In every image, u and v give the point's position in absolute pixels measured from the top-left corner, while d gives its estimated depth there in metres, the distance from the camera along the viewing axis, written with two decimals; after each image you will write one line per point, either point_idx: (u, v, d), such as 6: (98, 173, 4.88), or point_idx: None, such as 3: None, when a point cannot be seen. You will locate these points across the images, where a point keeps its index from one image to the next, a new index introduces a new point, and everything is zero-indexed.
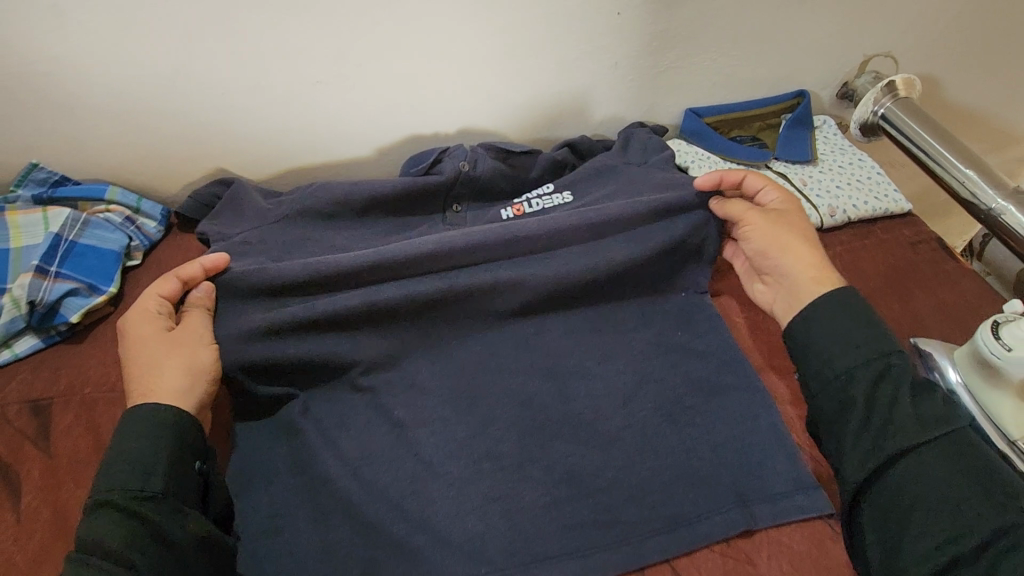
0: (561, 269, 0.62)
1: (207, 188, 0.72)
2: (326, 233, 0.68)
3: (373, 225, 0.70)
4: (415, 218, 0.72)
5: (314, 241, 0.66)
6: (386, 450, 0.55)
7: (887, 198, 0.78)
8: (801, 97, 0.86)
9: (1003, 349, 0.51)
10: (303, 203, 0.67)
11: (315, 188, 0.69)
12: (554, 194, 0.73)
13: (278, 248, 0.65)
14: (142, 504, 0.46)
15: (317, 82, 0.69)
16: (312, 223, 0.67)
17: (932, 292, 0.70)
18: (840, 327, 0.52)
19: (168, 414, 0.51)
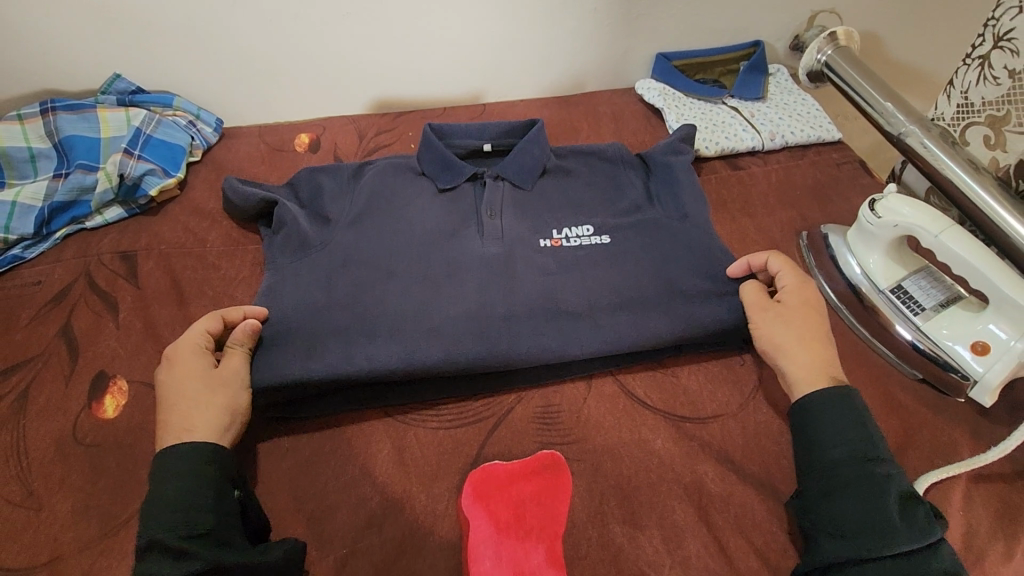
0: (594, 331, 0.65)
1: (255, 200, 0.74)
2: (359, 247, 0.70)
3: (410, 238, 0.72)
4: (452, 236, 0.72)
5: (353, 260, 0.69)
6: None
7: (822, 128, 0.93)
8: (756, 46, 1.00)
9: (874, 216, 0.66)
10: (340, 220, 0.72)
11: (357, 209, 0.73)
12: (592, 235, 0.73)
13: (322, 272, 0.67)
14: (187, 540, 0.48)
15: (346, 14, 0.84)
16: (350, 240, 0.70)
17: (849, 200, 0.85)
18: (834, 418, 0.55)
19: (209, 449, 0.53)
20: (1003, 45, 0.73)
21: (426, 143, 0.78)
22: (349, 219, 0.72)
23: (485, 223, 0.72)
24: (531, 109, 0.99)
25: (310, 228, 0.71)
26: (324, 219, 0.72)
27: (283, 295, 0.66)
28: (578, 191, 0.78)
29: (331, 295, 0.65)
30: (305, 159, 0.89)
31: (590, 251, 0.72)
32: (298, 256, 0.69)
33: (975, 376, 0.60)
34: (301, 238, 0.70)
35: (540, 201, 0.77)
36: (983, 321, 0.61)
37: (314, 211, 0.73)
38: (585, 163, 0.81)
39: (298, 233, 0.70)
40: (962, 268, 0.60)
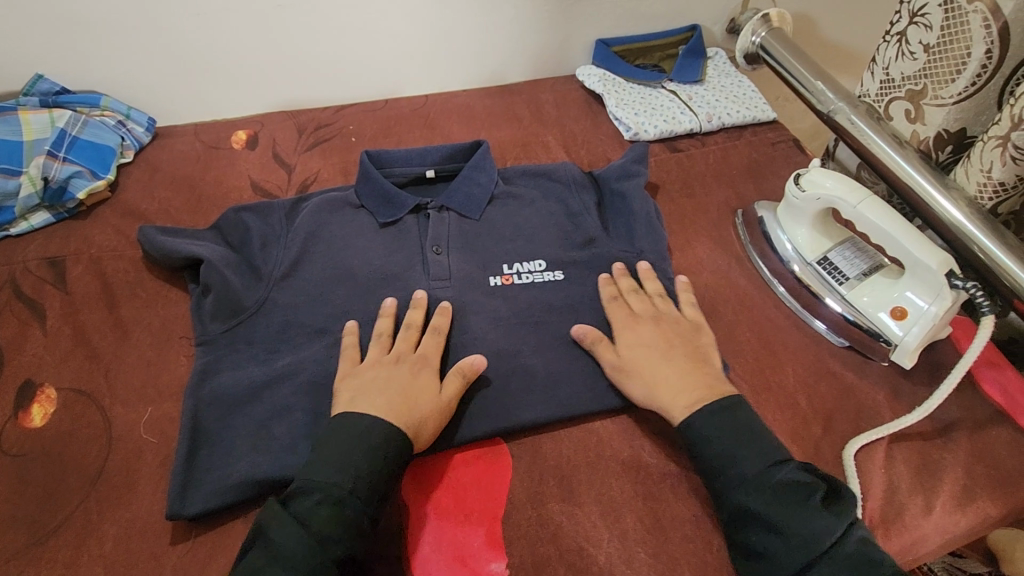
0: (559, 388, 0.63)
1: (181, 256, 0.69)
2: (298, 306, 0.69)
3: (357, 291, 0.71)
4: (397, 281, 0.72)
5: (296, 310, 0.69)
6: (336, 287, 0.71)
7: (758, 108, 0.95)
8: (693, 30, 1.02)
9: (799, 190, 0.68)
10: (280, 272, 0.71)
11: (292, 256, 0.73)
12: (546, 271, 0.72)
13: (262, 342, 0.66)
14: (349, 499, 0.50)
15: (277, 6, 0.83)
16: (289, 298, 0.70)
17: (784, 178, 0.87)
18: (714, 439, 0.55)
19: (386, 429, 0.55)
20: (918, 20, 0.75)
21: (364, 175, 0.79)
22: (285, 272, 0.71)
23: (429, 261, 0.73)
24: (473, 99, 0.99)
25: (245, 282, 0.70)
26: (258, 275, 0.71)
27: (222, 375, 0.63)
28: (529, 220, 0.77)
29: (268, 369, 0.63)
30: (242, 156, 0.87)
31: (542, 293, 0.71)
32: (231, 321, 0.66)
33: (896, 340, 0.62)
34: (237, 294, 0.68)
35: (488, 232, 0.76)
36: (901, 287, 0.63)
37: (251, 260, 0.72)
38: (535, 185, 0.81)
39: (233, 292, 0.68)
40: (878, 236, 0.62)
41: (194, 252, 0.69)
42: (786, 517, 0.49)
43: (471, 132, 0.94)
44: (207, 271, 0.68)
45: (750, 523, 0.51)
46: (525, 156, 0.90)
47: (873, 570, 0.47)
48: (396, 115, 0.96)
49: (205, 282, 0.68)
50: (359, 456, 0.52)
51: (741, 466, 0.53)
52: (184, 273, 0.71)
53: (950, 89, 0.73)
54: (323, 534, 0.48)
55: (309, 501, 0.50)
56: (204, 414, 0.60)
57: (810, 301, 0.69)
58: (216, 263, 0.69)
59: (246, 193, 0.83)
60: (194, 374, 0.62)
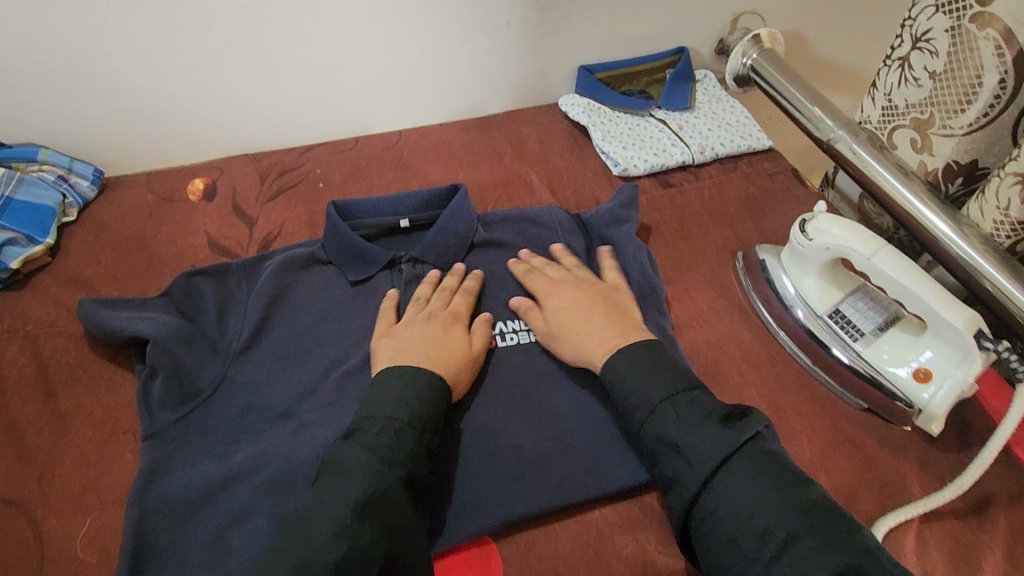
0: (552, 472, 0.57)
1: (125, 333, 0.61)
2: (259, 386, 0.62)
3: (327, 363, 0.64)
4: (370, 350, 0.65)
5: (257, 389, 0.62)
6: (301, 360, 0.64)
7: (752, 136, 0.89)
8: (680, 53, 0.97)
9: (806, 238, 0.62)
10: (240, 345, 0.64)
11: (253, 326, 0.66)
12: (532, 330, 0.67)
13: (218, 431, 0.58)
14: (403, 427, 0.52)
15: (231, 45, 0.76)
16: (249, 376, 0.62)
17: (784, 214, 0.82)
18: (635, 376, 0.55)
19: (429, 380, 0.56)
20: (921, 45, 0.70)
21: (332, 228, 0.72)
22: (245, 344, 0.64)
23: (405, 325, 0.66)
24: (450, 134, 0.93)
25: (199, 360, 0.62)
26: (216, 349, 0.64)
27: (170, 475, 0.55)
28: (514, 274, 0.72)
29: (224, 467, 0.56)
30: (199, 209, 0.80)
31: (532, 360, 0.65)
32: (182, 408, 0.59)
33: (920, 404, 0.57)
34: (190, 377, 0.61)
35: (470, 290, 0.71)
36: (922, 345, 0.57)
37: (207, 332, 0.65)
38: (519, 232, 0.76)
39: (184, 375, 0.60)
40: (896, 292, 0.57)
41: (139, 329, 0.61)
42: (695, 436, 0.50)
43: (448, 172, 0.88)
44: (153, 354, 0.60)
45: (656, 445, 0.51)
46: (508, 197, 0.84)
47: (783, 476, 0.48)
48: (367, 156, 0.89)
49: (150, 365, 0.60)
50: (404, 387, 0.54)
51: (640, 395, 0.54)
52: (130, 352, 0.63)
53: (960, 120, 0.68)
54: (392, 452, 0.50)
55: (369, 433, 0.51)
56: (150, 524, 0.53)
57: (823, 357, 0.63)
58: (165, 340, 0.61)
59: (203, 252, 0.75)
60: (139, 476, 0.55)
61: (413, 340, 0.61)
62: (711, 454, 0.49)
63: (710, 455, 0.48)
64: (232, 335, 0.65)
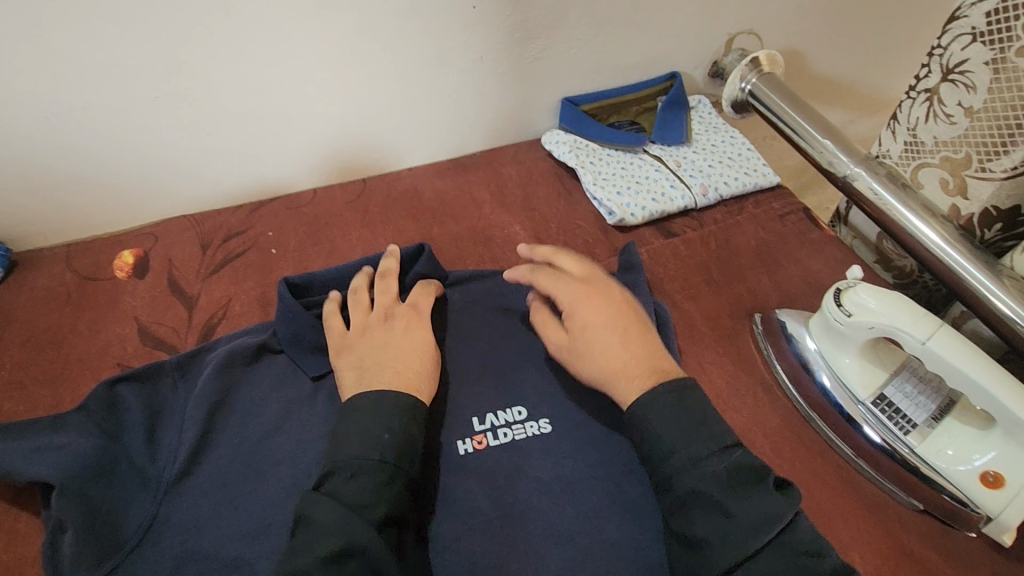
0: None
1: (26, 474, 0.50)
2: (200, 526, 0.51)
3: (283, 489, 0.54)
4: None
5: (196, 531, 0.51)
6: (251, 486, 0.54)
7: (757, 172, 0.81)
8: (673, 79, 0.87)
9: (844, 314, 0.54)
10: (173, 474, 0.53)
11: (190, 445, 0.54)
12: (529, 421, 0.57)
13: None
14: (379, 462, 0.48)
15: (155, 98, 0.65)
16: (187, 514, 0.52)
17: (800, 262, 0.73)
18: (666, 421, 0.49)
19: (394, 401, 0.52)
20: (954, 77, 0.62)
21: (285, 310, 0.61)
22: (181, 471, 0.53)
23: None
24: (422, 181, 0.82)
25: (123, 498, 0.51)
26: (145, 482, 0.53)
27: None
28: (499, 350, 0.63)
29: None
30: (127, 288, 0.68)
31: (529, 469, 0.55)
32: (102, 567, 0.48)
33: (990, 513, 0.49)
34: (110, 524, 0.50)
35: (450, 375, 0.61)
36: (989, 444, 0.50)
37: (134, 458, 0.54)
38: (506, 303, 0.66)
39: (103, 523, 0.49)
40: (958, 382, 0.48)
41: (44, 468, 0.50)
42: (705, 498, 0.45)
43: (419, 228, 0.77)
44: (58, 503, 0.49)
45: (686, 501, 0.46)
46: (489, 256, 0.74)
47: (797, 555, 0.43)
48: (326, 211, 0.78)
49: (56, 514, 0.49)
50: (378, 427, 0.50)
51: (686, 438, 0.48)
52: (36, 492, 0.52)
53: (1001, 162, 0.60)
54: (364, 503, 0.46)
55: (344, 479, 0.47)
56: None
57: (869, 449, 0.54)
58: (76, 479, 0.50)
59: (131, 345, 0.64)
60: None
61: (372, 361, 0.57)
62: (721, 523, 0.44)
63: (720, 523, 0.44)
64: (165, 459, 0.54)
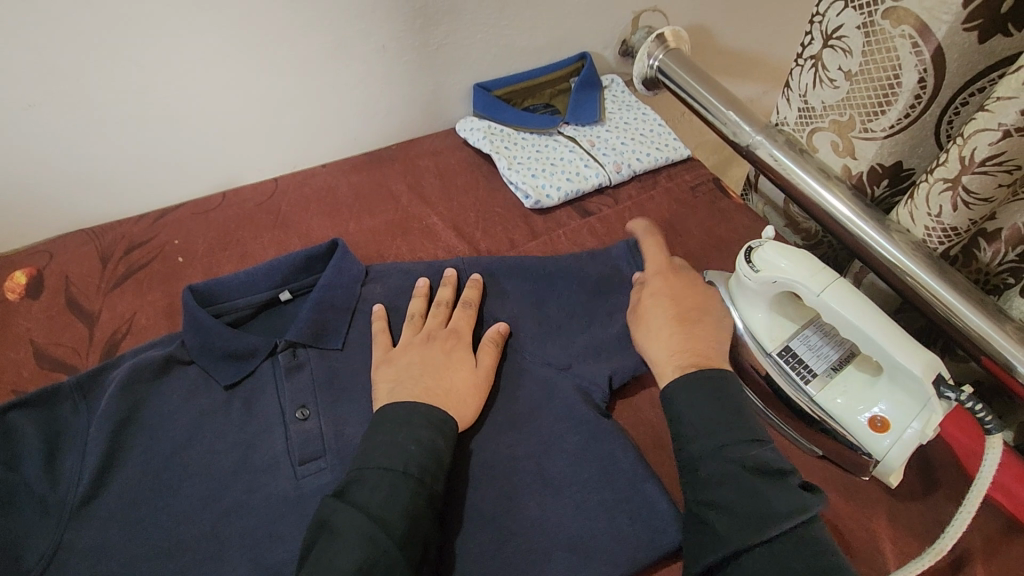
0: None
1: None
2: (107, 550, 0.50)
3: (199, 501, 0.53)
4: (252, 473, 0.54)
5: (105, 554, 0.50)
6: (162, 501, 0.52)
7: (668, 146, 0.83)
8: (583, 59, 0.88)
9: (752, 270, 0.56)
10: (79, 498, 0.51)
11: (95, 467, 0.53)
12: None
13: None
14: (408, 470, 0.48)
15: (30, 105, 0.61)
16: (95, 537, 0.50)
17: (710, 231, 0.75)
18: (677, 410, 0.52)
19: (415, 409, 0.52)
20: (833, 43, 0.64)
21: (193, 320, 0.59)
22: (86, 495, 0.51)
23: (293, 432, 0.56)
24: (336, 177, 0.81)
25: (24, 528, 0.50)
26: (46, 509, 0.51)
27: None
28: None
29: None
30: (21, 309, 0.65)
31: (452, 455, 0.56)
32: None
33: (879, 456, 0.52)
34: (10, 556, 0.49)
35: (365, 369, 0.60)
36: (879, 391, 0.52)
37: (32, 486, 0.51)
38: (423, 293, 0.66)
39: (1, 556, 0.48)
40: (848, 332, 0.51)
41: None
42: (729, 489, 0.46)
43: (334, 224, 0.75)
44: None
45: (716, 498, 0.46)
46: (408, 247, 0.73)
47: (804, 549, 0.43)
48: (237, 214, 0.75)
49: None
50: (403, 439, 0.50)
51: (692, 434, 0.50)
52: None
53: (880, 122, 0.63)
54: (384, 509, 0.46)
55: (365, 487, 0.47)
56: None
57: (779, 399, 0.57)
58: None
59: (28, 369, 0.60)
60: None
61: (408, 375, 0.56)
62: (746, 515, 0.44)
63: (745, 515, 0.44)
64: (69, 483, 0.52)
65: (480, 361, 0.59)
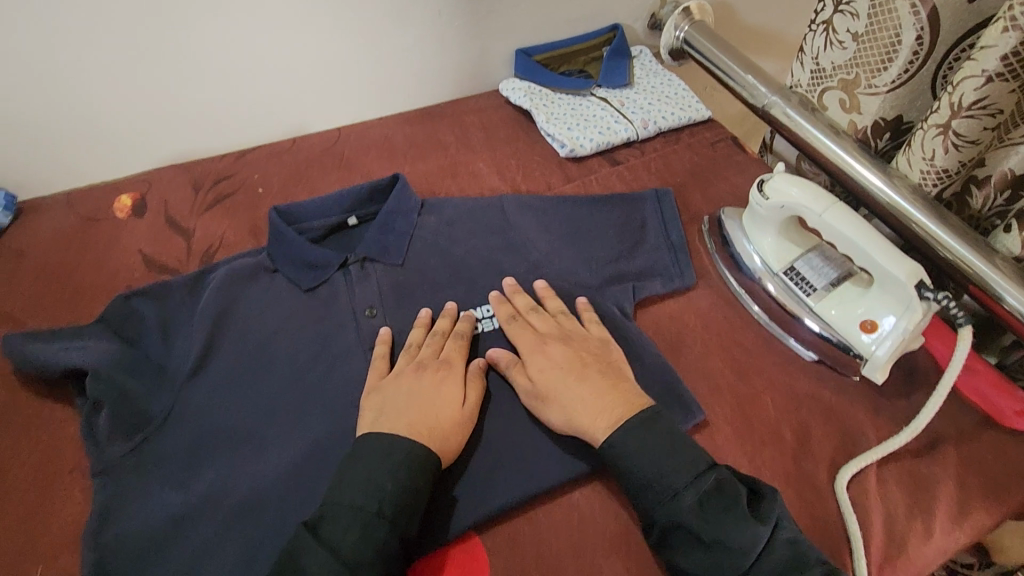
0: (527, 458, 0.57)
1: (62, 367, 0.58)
2: (214, 407, 0.59)
3: (286, 375, 0.62)
4: (330, 356, 0.64)
5: (210, 412, 0.59)
6: (254, 374, 0.62)
7: (691, 107, 0.91)
8: (615, 30, 0.97)
9: (763, 198, 0.64)
10: (190, 366, 0.61)
11: (201, 345, 0.62)
12: (496, 317, 0.67)
13: (173, 459, 0.56)
14: (380, 514, 0.49)
15: (145, 50, 0.71)
16: (201, 399, 0.60)
17: (727, 179, 0.84)
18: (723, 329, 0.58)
19: (397, 446, 0.52)
20: (843, 8, 0.72)
21: (277, 234, 0.69)
22: (195, 365, 0.61)
23: (363, 325, 0.65)
24: (392, 128, 0.91)
25: (146, 387, 0.59)
26: (163, 374, 0.61)
27: (123, 512, 0.53)
28: (468, 261, 0.72)
29: (185, 497, 0.54)
30: (130, 226, 0.76)
31: (500, 348, 0.65)
32: (134, 438, 0.56)
33: (867, 355, 0.60)
34: (135, 407, 0.58)
35: (422, 280, 0.70)
36: (870, 300, 0.60)
37: (152, 356, 0.62)
38: (469, 222, 0.75)
39: (129, 405, 0.57)
40: (843, 246, 0.59)
41: (79, 362, 0.58)
42: (705, 522, 0.48)
43: (392, 167, 0.85)
44: (93, 387, 0.57)
45: (685, 535, 0.49)
46: (456, 187, 0.83)
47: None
48: (306, 156, 0.86)
49: (92, 398, 0.57)
50: (381, 476, 0.50)
51: None
52: (69, 386, 0.60)
53: (883, 77, 0.71)
54: (353, 554, 0.47)
55: (337, 527, 0.48)
56: (118, 557, 0.51)
57: (782, 312, 0.66)
58: (106, 366, 0.59)
59: (138, 272, 0.71)
60: (93, 514, 0.53)
61: (388, 412, 0.56)
62: (721, 547, 0.48)
63: (719, 548, 0.48)
64: (179, 358, 0.62)
65: (468, 396, 0.59)
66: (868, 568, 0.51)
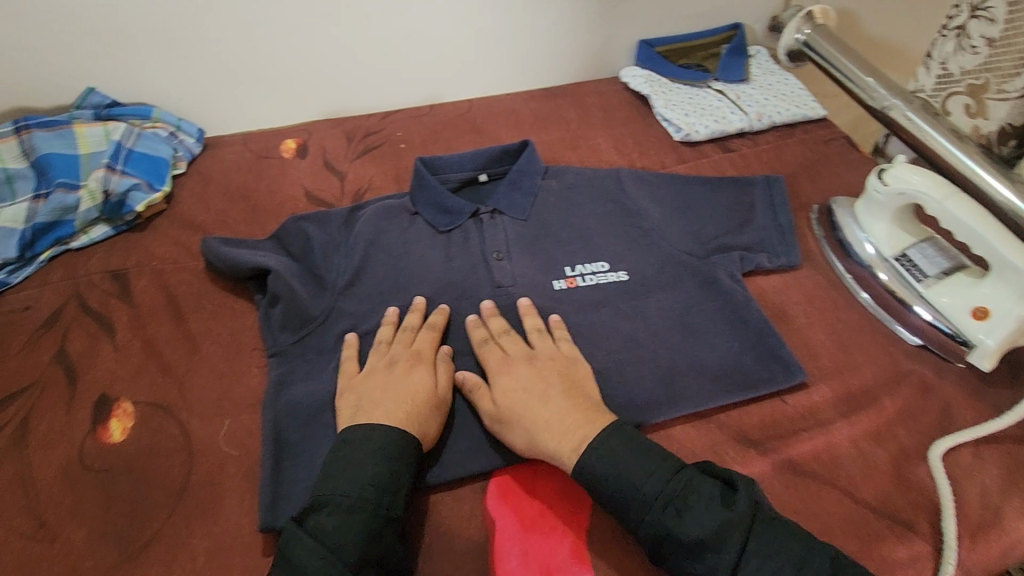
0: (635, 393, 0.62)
1: (248, 268, 0.69)
2: (364, 315, 0.68)
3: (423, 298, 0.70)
4: (459, 286, 0.70)
5: (358, 319, 0.67)
6: (394, 293, 0.70)
7: (807, 105, 0.93)
8: (736, 28, 1.00)
9: (882, 184, 0.66)
10: (343, 280, 0.69)
11: (353, 264, 0.70)
12: (611, 272, 0.70)
13: (328, 354, 0.65)
14: (354, 504, 0.49)
15: (324, 14, 0.82)
16: (350, 307, 0.68)
17: (840, 174, 0.85)
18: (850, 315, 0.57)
19: (370, 436, 0.53)
20: (979, 13, 0.74)
21: (420, 180, 0.77)
22: (347, 280, 0.69)
23: (492, 266, 0.71)
24: (518, 103, 0.98)
25: (310, 292, 0.69)
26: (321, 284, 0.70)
27: (291, 389, 0.62)
28: (586, 222, 0.75)
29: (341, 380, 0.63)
30: (293, 164, 0.87)
31: (614, 297, 0.69)
32: (301, 331, 0.66)
33: (976, 341, 0.61)
34: (300, 306, 0.67)
35: (544, 233, 0.75)
36: (983, 289, 0.62)
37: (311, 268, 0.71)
38: (586, 185, 0.79)
39: (293, 303, 0.67)
40: (963, 234, 0.61)
41: (263, 265, 0.69)
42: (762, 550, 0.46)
43: (517, 136, 0.93)
44: (274, 285, 0.67)
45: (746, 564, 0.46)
46: (576, 158, 0.89)
47: None
48: (441, 120, 0.94)
49: (273, 294, 0.68)
50: (358, 466, 0.51)
51: None
52: (252, 284, 0.71)
53: (1015, 83, 0.71)
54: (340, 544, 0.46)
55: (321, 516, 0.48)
56: (287, 422, 0.60)
57: (890, 296, 0.68)
58: (284, 270, 0.69)
59: (300, 203, 0.82)
60: (271, 384, 0.63)
61: (372, 401, 0.57)
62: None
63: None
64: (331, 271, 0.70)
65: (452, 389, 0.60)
66: (965, 532, 0.53)
